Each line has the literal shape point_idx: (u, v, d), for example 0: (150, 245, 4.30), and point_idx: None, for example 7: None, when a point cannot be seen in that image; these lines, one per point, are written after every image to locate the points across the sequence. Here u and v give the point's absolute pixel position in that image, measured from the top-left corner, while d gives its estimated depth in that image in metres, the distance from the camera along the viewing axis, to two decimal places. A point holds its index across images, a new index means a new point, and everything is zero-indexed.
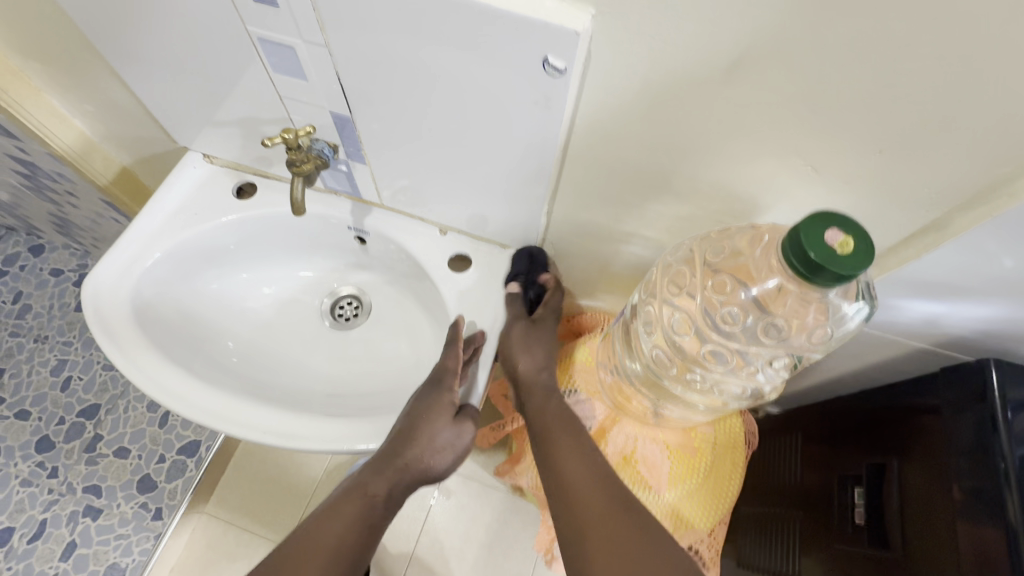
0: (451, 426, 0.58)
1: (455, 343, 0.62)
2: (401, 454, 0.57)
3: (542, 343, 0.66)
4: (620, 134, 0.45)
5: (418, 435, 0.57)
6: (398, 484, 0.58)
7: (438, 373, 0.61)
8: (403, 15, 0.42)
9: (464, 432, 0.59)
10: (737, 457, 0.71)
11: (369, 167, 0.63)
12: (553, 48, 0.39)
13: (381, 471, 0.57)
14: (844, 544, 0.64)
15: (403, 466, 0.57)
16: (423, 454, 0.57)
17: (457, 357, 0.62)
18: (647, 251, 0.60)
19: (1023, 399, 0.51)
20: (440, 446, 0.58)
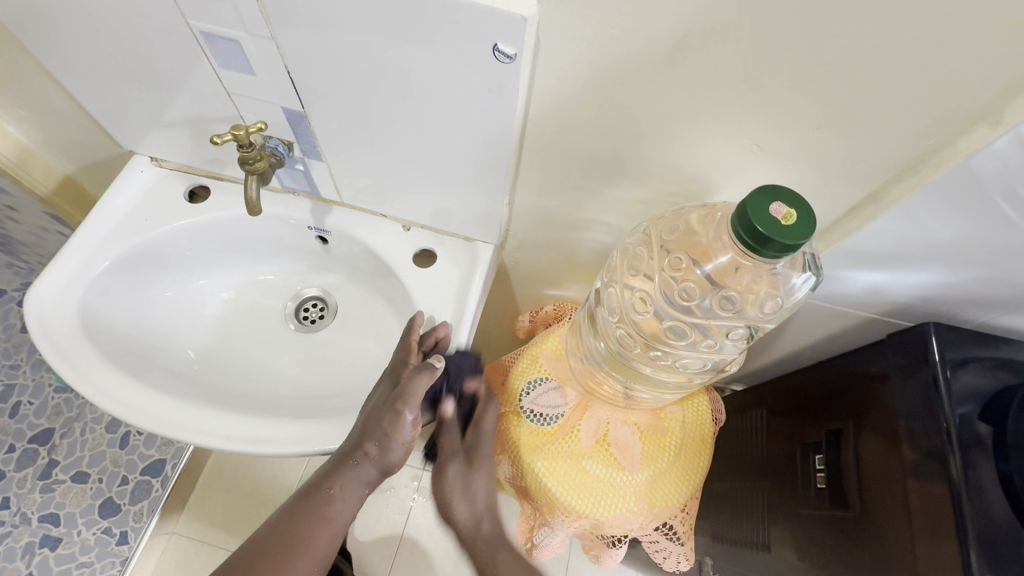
0: (388, 413, 0.56)
1: (410, 336, 0.63)
2: (353, 446, 0.57)
3: None
4: (574, 120, 0.46)
5: (365, 424, 0.57)
6: (349, 479, 0.56)
7: (395, 363, 0.62)
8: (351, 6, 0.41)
9: (402, 418, 0.56)
10: (705, 434, 0.73)
11: (327, 165, 0.62)
12: (502, 36, 0.39)
13: (336, 466, 0.57)
14: (809, 509, 0.67)
15: (353, 458, 0.56)
16: (369, 445, 0.56)
17: (412, 341, 0.61)
18: (608, 236, 0.62)
19: (960, 358, 0.55)
20: (385, 436, 0.56)
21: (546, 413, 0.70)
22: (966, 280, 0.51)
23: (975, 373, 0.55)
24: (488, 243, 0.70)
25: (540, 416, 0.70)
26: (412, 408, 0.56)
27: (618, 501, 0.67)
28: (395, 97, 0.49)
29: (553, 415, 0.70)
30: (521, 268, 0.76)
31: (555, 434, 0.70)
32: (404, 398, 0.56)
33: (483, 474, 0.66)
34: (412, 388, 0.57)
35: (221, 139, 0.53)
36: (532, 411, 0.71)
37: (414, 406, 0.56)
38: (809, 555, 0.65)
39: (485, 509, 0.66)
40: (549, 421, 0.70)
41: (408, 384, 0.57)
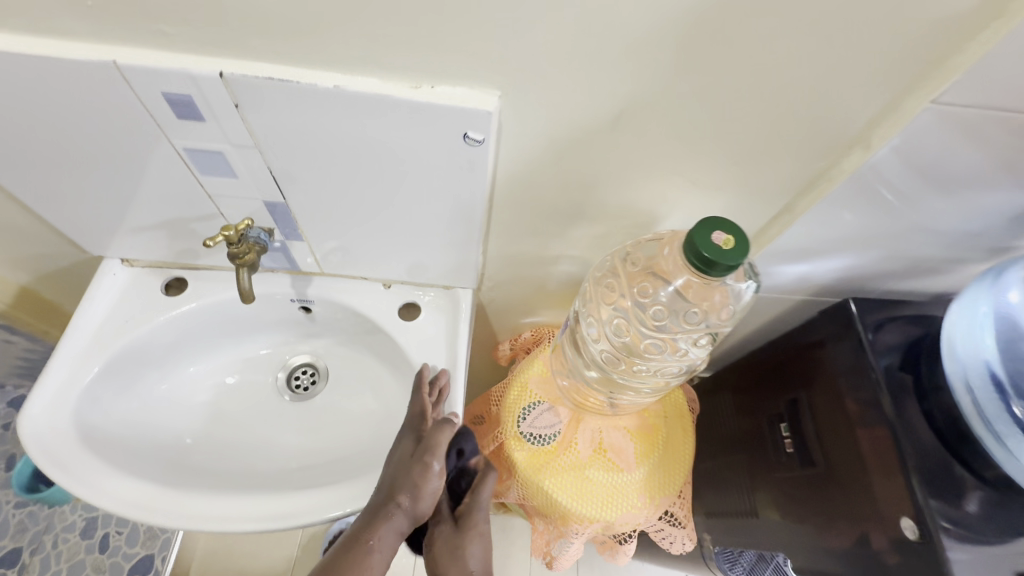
0: (418, 465, 0.60)
1: (420, 389, 0.68)
2: (384, 501, 0.60)
3: (470, 552, 0.64)
4: (537, 179, 0.53)
5: (395, 478, 0.61)
6: (386, 531, 0.59)
7: (413, 418, 0.66)
8: (329, 118, 0.45)
9: (432, 469, 0.60)
10: (685, 423, 0.82)
11: (307, 242, 0.65)
12: (471, 126, 0.45)
13: (370, 519, 0.59)
14: (783, 472, 0.77)
15: (388, 512, 0.59)
16: (402, 497, 0.59)
17: (426, 398, 0.66)
18: (575, 267, 0.69)
19: (877, 322, 0.67)
20: (417, 486, 0.60)
21: (543, 432, 0.76)
22: (871, 259, 0.62)
23: (891, 332, 0.66)
24: (465, 288, 0.75)
25: (539, 437, 0.76)
26: (441, 460, 0.61)
27: (623, 501, 0.74)
28: (375, 181, 0.54)
29: (551, 434, 0.76)
30: (498, 304, 0.82)
31: (555, 451, 0.76)
32: (432, 450, 0.61)
33: (478, 540, 0.65)
34: (439, 440, 0.61)
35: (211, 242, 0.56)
36: (530, 433, 0.76)
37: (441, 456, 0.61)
38: (791, 511, 0.74)
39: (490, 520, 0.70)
40: (547, 440, 0.76)
41: (433, 436, 0.62)
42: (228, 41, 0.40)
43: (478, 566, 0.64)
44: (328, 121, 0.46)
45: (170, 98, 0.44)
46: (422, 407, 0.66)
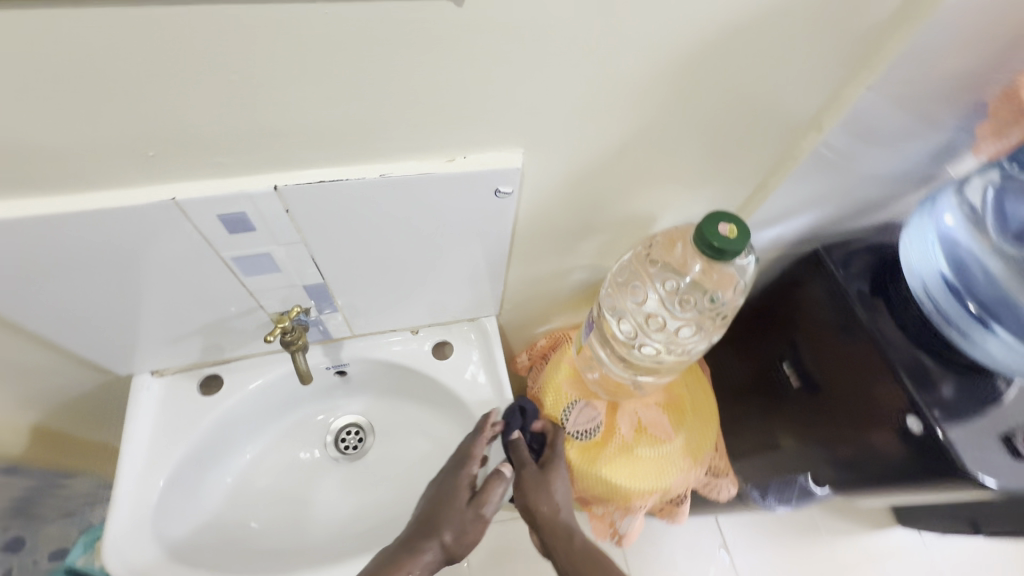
0: (468, 510, 0.67)
1: (482, 431, 0.71)
2: (426, 536, 0.65)
3: (555, 482, 0.75)
4: (553, 210, 0.59)
5: (444, 519, 0.67)
6: (424, 564, 0.64)
7: (462, 460, 0.71)
8: (374, 202, 0.50)
9: (480, 518, 0.68)
10: (703, 384, 0.91)
11: (341, 312, 0.68)
12: (501, 181, 0.51)
13: (409, 550, 0.64)
14: (793, 402, 0.88)
15: (425, 551, 0.65)
16: (445, 535, 0.66)
17: (483, 445, 0.71)
18: (586, 274, 0.76)
19: (844, 258, 0.80)
20: (461, 529, 0.67)
21: (587, 426, 0.83)
22: (829, 211, 0.74)
23: (857, 266, 0.79)
24: (489, 315, 0.81)
25: (586, 432, 0.83)
26: (489, 510, 0.68)
27: (673, 468, 0.82)
28: (410, 245, 0.58)
29: (595, 427, 0.83)
30: (516, 322, 0.88)
31: (604, 441, 0.83)
32: (484, 500, 0.68)
33: (558, 474, 0.76)
34: (491, 493, 0.69)
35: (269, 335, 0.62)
36: (577, 431, 0.83)
37: (492, 508, 0.68)
38: (807, 436, 0.85)
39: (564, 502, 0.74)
40: (593, 433, 0.83)
41: (490, 486, 0.69)
42: (280, 157, 0.44)
43: (560, 491, 0.75)
44: (372, 205, 0.50)
45: (224, 217, 0.47)
46: (477, 450, 0.70)
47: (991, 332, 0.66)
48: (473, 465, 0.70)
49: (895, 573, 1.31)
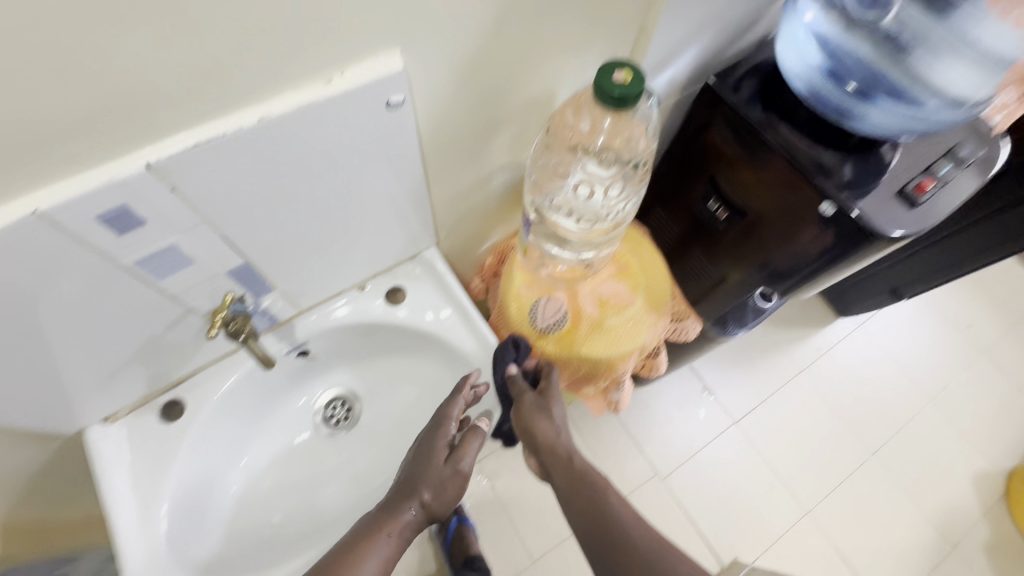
0: (445, 461, 0.66)
1: (457, 392, 0.71)
2: (406, 495, 0.64)
3: (554, 404, 0.73)
4: (453, 112, 0.57)
5: (420, 478, 0.65)
6: (404, 524, 0.62)
7: (438, 422, 0.70)
8: (265, 153, 0.46)
9: (458, 468, 0.66)
10: (647, 245, 0.96)
11: (278, 289, 0.65)
12: (389, 91, 0.48)
13: (388, 510, 0.63)
14: (727, 232, 0.96)
15: (403, 516, 0.62)
16: (424, 491, 0.64)
17: (459, 407, 0.70)
18: (507, 174, 0.76)
19: (736, 83, 0.84)
20: (441, 483, 0.65)
21: (556, 318, 0.88)
22: (708, 38, 0.76)
23: (747, 87, 0.83)
24: (428, 247, 0.80)
25: (557, 323, 0.88)
26: (468, 460, 0.66)
27: (643, 325, 0.88)
28: (321, 192, 0.55)
29: (563, 316, 0.88)
30: (457, 247, 0.88)
31: (575, 325, 0.87)
32: (461, 450, 0.67)
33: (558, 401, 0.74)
34: (468, 443, 0.67)
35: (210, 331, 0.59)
36: (548, 325, 0.88)
37: (472, 460, 0.66)
38: (745, 257, 0.95)
39: (562, 424, 0.71)
40: (563, 322, 0.88)
41: (468, 439, 0.67)
42: (140, 130, 0.39)
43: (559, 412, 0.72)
44: (264, 157, 0.46)
45: (104, 218, 0.42)
46: (454, 412, 0.70)
47: (873, 103, 0.70)
48: (450, 424, 0.69)
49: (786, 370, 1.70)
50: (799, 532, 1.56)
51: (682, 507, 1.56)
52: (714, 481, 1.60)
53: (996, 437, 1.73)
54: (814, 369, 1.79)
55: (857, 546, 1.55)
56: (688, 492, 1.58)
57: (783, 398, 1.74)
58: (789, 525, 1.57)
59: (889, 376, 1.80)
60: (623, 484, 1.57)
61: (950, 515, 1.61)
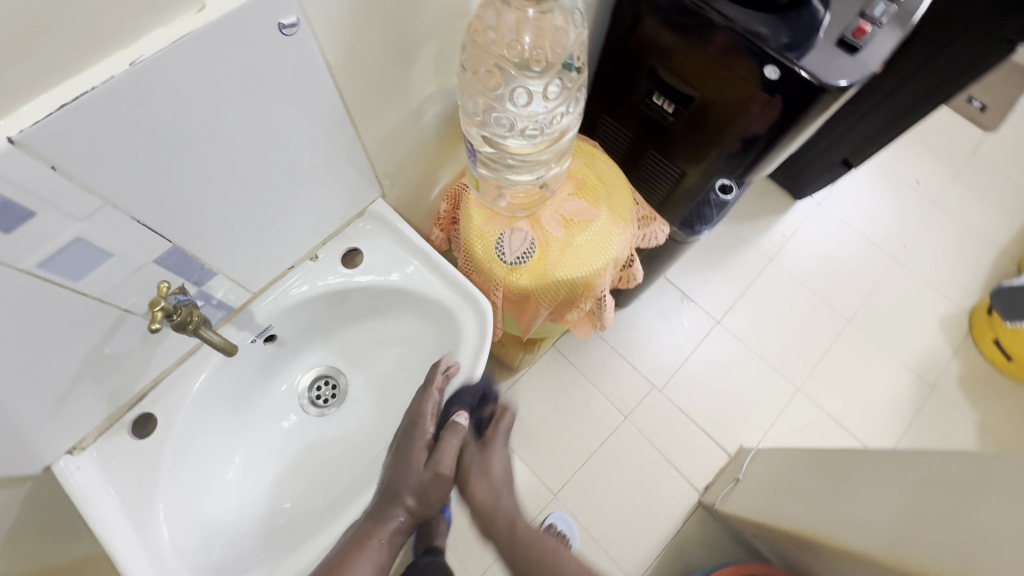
0: (423, 467, 0.65)
1: (432, 383, 0.69)
2: (389, 502, 0.64)
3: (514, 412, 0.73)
4: (360, 36, 0.53)
5: (401, 485, 0.64)
6: (389, 533, 0.63)
7: (414, 420, 0.68)
8: (157, 106, 0.41)
9: (438, 472, 0.64)
10: (601, 157, 0.93)
11: (222, 273, 0.60)
12: (276, 12, 0.43)
13: (373, 519, 0.64)
14: (677, 128, 0.93)
15: (388, 523, 0.63)
16: (407, 497, 0.64)
17: (433, 401, 0.68)
18: (439, 104, 0.71)
19: None
20: (422, 488, 0.64)
21: (523, 250, 0.85)
22: None
23: None
24: (374, 200, 0.75)
25: (526, 253, 0.85)
26: (446, 462, 0.64)
27: (612, 236, 0.86)
28: (236, 148, 0.50)
29: (530, 245, 0.85)
30: (406, 197, 0.83)
31: (544, 251, 0.85)
32: (439, 454, 0.65)
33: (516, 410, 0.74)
34: (445, 445, 0.65)
35: (153, 327, 0.50)
36: (518, 257, 0.85)
37: (450, 463, 0.65)
38: (699, 149, 0.93)
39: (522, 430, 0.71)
40: (531, 251, 0.85)
41: (445, 441, 0.65)
42: None
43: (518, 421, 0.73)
44: (157, 111, 0.41)
45: None
46: (427, 407, 0.68)
47: None
48: (427, 422, 0.67)
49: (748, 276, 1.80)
50: (796, 409, 1.64)
51: (684, 411, 1.62)
52: (708, 380, 1.66)
53: (956, 281, 1.83)
54: (783, 256, 1.84)
55: (849, 408, 1.65)
56: (686, 397, 1.63)
57: (759, 289, 1.78)
58: (785, 404, 1.64)
59: (852, 246, 1.86)
60: (624, 403, 1.61)
61: (927, 360, 1.71)
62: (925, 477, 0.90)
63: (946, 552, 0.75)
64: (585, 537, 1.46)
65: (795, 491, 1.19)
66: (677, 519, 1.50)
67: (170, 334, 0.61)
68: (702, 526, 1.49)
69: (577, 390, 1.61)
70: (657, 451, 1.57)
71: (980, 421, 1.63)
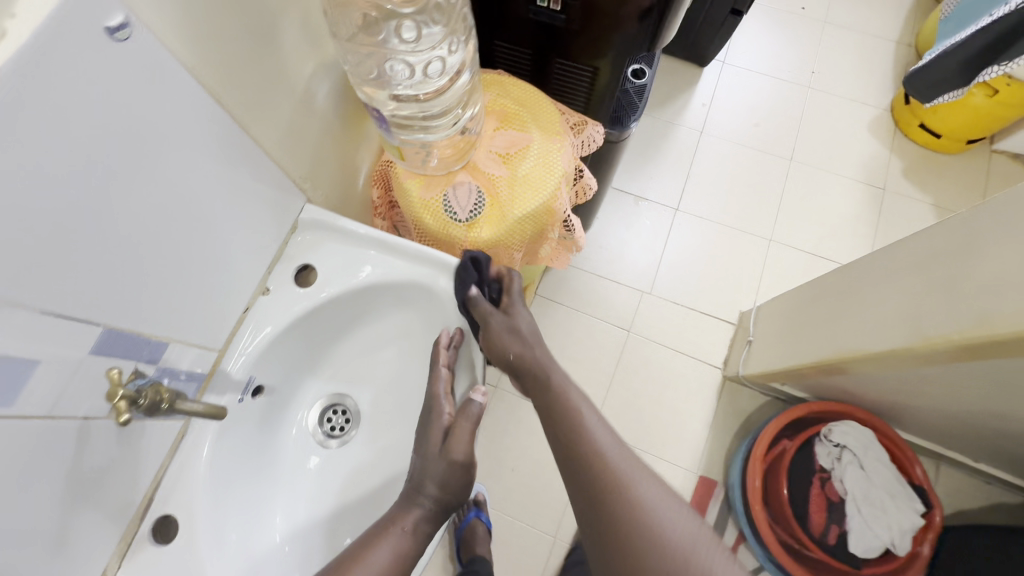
0: (440, 453, 0.64)
1: (438, 361, 0.68)
2: (414, 490, 0.63)
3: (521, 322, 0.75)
4: (208, 21, 0.46)
5: (424, 474, 0.63)
6: (417, 519, 0.61)
7: (430, 403, 0.67)
8: (8, 172, 0.34)
9: (456, 455, 0.63)
10: (510, 81, 0.88)
11: (173, 340, 0.54)
12: (96, 14, 0.37)
13: (401, 507, 0.62)
14: (571, 27, 0.89)
15: (413, 511, 0.62)
16: (428, 487, 0.62)
17: (443, 384, 0.67)
18: (324, 78, 0.65)
19: None
20: (444, 476, 0.63)
21: (473, 202, 0.81)
22: None
23: None
24: (302, 208, 0.69)
25: (477, 205, 0.81)
26: (462, 446, 0.64)
27: (553, 155, 0.82)
28: (124, 193, 0.44)
29: (478, 196, 0.81)
30: (332, 195, 0.77)
31: (494, 197, 0.81)
32: (453, 437, 0.64)
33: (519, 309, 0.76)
34: (461, 425, 0.65)
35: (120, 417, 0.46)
36: (471, 212, 0.81)
37: (463, 450, 0.64)
38: (601, 38, 0.89)
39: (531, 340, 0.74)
40: (481, 201, 0.81)
41: (458, 427, 0.65)
42: None
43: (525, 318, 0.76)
44: (9, 174, 0.34)
45: None
46: (440, 387, 0.67)
47: None
48: (443, 403, 0.66)
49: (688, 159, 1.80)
50: (776, 257, 1.69)
51: (678, 303, 1.64)
52: (689, 265, 1.68)
53: (868, 85, 1.90)
54: (710, 123, 1.85)
55: (820, 238, 1.71)
56: (676, 288, 1.66)
57: (701, 163, 1.80)
58: (764, 257, 1.69)
59: (768, 90, 1.89)
60: (623, 318, 1.62)
61: (870, 167, 1.78)
62: (919, 257, 0.93)
63: (965, 314, 0.78)
64: (638, 451, 1.49)
65: (805, 327, 1.23)
66: (711, 401, 1.54)
67: (146, 423, 0.54)
68: (735, 396, 1.55)
69: (575, 326, 1.61)
70: (669, 348, 1.59)
71: (934, 200, 1.73)
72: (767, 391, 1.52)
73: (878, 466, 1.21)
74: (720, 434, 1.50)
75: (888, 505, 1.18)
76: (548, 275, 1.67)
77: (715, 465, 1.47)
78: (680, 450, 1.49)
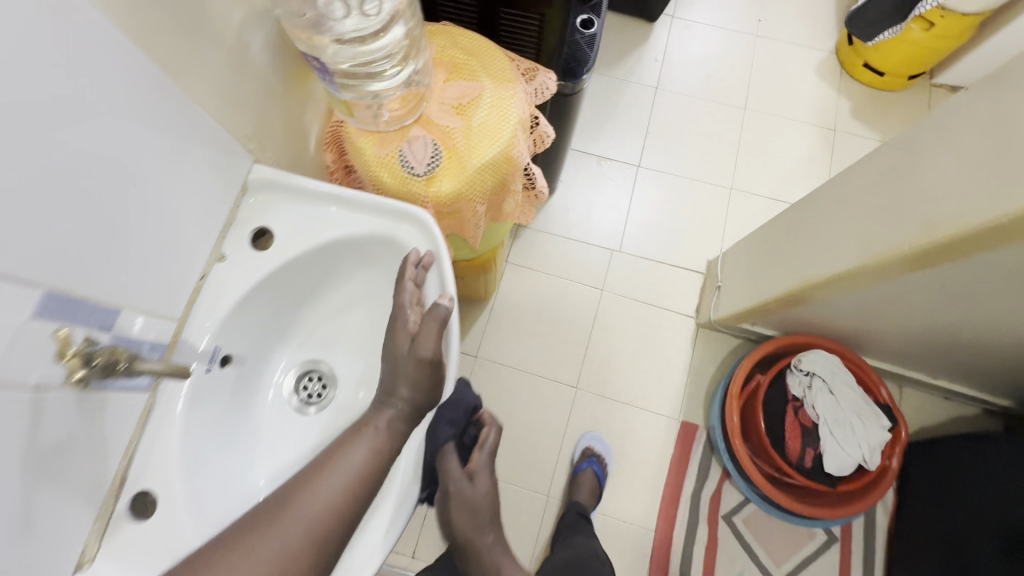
0: (408, 357, 0.64)
1: (403, 271, 0.67)
2: (387, 394, 0.64)
3: (484, 484, 0.76)
4: None
5: (394, 376, 0.64)
6: (386, 424, 0.62)
7: (395, 312, 0.66)
8: None
9: (420, 355, 0.63)
10: (456, 33, 0.87)
11: (122, 305, 0.52)
12: None
13: (374, 412, 0.63)
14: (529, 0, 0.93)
15: (388, 411, 0.63)
16: (399, 390, 0.63)
17: (409, 292, 0.66)
18: (254, 29, 0.62)
19: None
20: (411, 375, 0.63)
21: (430, 155, 0.79)
22: None
23: None
24: (250, 170, 0.67)
25: (433, 159, 0.79)
26: (426, 345, 0.64)
27: (505, 101, 0.81)
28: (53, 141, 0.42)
29: (434, 151, 0.79)
30: (281, 158, 0.75)
31: (450, 148, 0.79)
32: (418, 338, 0.64)
33: (481, 484, 0.76)
34: (427, 328, 0.64)
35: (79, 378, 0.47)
36: (428, 165, 0.79)
37: (431, 349, 0.64)
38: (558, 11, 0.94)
39: (484, 494, 0.77)
40: (438, 153, 0.79)
41: (425, 327, 0.64)
42: None
43: (485, 485, 0.77)
44: None
45: None
46: (405, 298, 0.66)
47: None
48: (408, 311, 0.66)
49: (645, 116, 1.81)
50: (737, 205, 1.73)
51: (648, 257, 1.66)
52: (654, 220, 1.70)
53: (812, 30, 1.93)
54: (665, 78, 1.86)
55: (779, 182, 1.75)
56: (643, 244, 1.68)
57: (659, 118, 1.81)
58: (726, 206, 1.72)
59: (718, 40, 1.91)
60: (595, 278, 1.63)
61: (821, 110, 1.83)
62: (869, 177, 0.95)
63: (910, 224, 0.82)
64: (620, 405, 1.52)
65: (768, 264, 1.26)
66: (687, 348, 1.58)
67: (107, 389, 0.52)
68: (709, 341, 1.59)
69: (548, 289, 1.62)
70: (642, 302, 1.62)
71: (883, 137, 1.79)
72: (737, 334, 1.56)
73: (847, 389, 1.27)
74: (699, 380, 1.55)
75: (857, 425, 1.23)
76: (517, 242, 1.66)
77: (696, 409, 1.52)
78: (661, 399, 1.53)
